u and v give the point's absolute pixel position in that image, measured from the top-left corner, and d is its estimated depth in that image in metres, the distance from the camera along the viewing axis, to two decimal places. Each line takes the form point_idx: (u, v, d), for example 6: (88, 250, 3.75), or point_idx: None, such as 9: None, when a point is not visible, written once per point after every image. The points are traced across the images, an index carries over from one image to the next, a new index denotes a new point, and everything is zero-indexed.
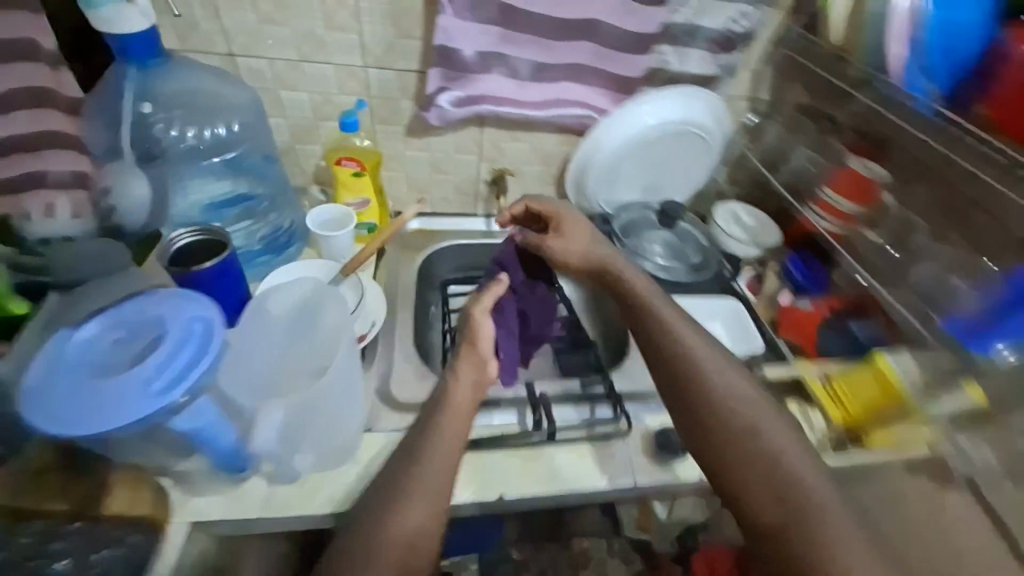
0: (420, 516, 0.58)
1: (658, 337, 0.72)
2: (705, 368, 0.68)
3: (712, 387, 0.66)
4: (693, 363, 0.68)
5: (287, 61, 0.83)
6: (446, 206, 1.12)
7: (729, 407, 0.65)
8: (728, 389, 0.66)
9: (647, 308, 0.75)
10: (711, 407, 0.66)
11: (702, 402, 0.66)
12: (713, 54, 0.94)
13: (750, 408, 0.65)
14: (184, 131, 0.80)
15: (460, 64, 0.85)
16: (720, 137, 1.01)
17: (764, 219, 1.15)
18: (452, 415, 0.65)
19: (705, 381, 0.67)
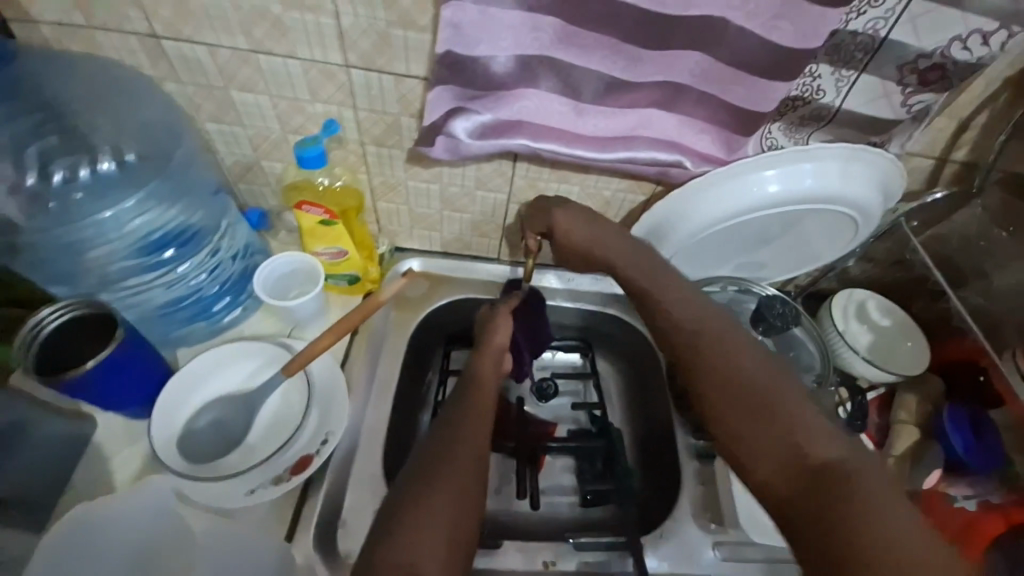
0: (453, 512, 0.46)
1: (702, 381, 0.50)
2: (775, 401, 0.47)
3: (784, 425, 0.45)
4: (751, 425, 0.46)
5: (234, 49, 0.55)
6: (460, 248, 0.84)
7: (804, 419, 0.45)
8: (796, 402, 0.46)
9: (715, 332, 0.52)
10: (779, 409, 0.46)
11: (766, 399, 0.47)
12: (897, 87, 0.58)
13: (821, 434, 0.44)
14: (56, 174, 0.57)
15: (485, 78, 0.55)
16: (878, 213, 0.68)
17: (909, 324, 0.77)
18: (470, 439, 0.52)
19: (764, 436, 0.46)
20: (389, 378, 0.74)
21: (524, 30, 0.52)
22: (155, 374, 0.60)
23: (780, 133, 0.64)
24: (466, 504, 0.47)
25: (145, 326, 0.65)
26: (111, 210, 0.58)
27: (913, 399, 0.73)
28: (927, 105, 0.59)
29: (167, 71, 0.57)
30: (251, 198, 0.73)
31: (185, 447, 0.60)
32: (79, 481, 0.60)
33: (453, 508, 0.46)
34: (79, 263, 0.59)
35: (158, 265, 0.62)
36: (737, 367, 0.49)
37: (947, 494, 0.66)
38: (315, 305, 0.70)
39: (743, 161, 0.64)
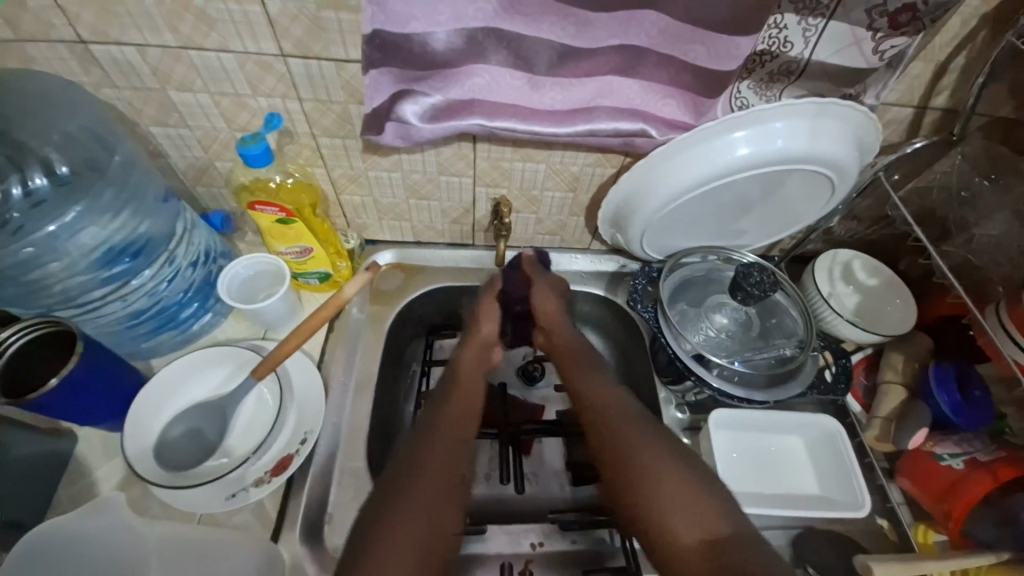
0: (444, 473, 0.54)
1: (570, 384, 0.66)
2: (631, 431, 0.57)
3: (635, 450, 0.56)
4: (613, 428, 0.58)
5: (164, 47, 0.53)
6: (433, 236, 0.83)
7: (642, 440, 0.56)
8: (647, 456, 0.55)
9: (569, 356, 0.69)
10: (629, 435, 0.57)
11: (615, 425, 0.59)
12: (868, 32, 0.55)
13: (660, 458, 0.54)
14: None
15: (426, 57, 0.52)
16: (855, 170, 0.65)
17: (896, 282, 0.77)
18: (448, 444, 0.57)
19: (620, 435, 0.57)
20: (368, 371, 0.74)
21: (462, 2, 0.49)
22: (122, 387, 0.60)
23: (751, 91, 0.62)
24: (452, 468, 0.55)
25: (112, 338, 0.65)
26: (56, 225, 0.55)
27: (900, 357, 0.72)
28: (901, 49, 0.56)
29: (101, 76, 0.55)
30: (213, 200, 0.73)
31: (162, 457, 0.60)
32: (63, 496, 0.60)
33: (438, 476, 0.54)
34: (28, 284, 0.57)
35: (114, 278, 0.60)
36: (603, 392, 0.63)
37: (933, 453, 0.65)
38: (286, 306, 0.69)
39: (712, 124, 0.60)
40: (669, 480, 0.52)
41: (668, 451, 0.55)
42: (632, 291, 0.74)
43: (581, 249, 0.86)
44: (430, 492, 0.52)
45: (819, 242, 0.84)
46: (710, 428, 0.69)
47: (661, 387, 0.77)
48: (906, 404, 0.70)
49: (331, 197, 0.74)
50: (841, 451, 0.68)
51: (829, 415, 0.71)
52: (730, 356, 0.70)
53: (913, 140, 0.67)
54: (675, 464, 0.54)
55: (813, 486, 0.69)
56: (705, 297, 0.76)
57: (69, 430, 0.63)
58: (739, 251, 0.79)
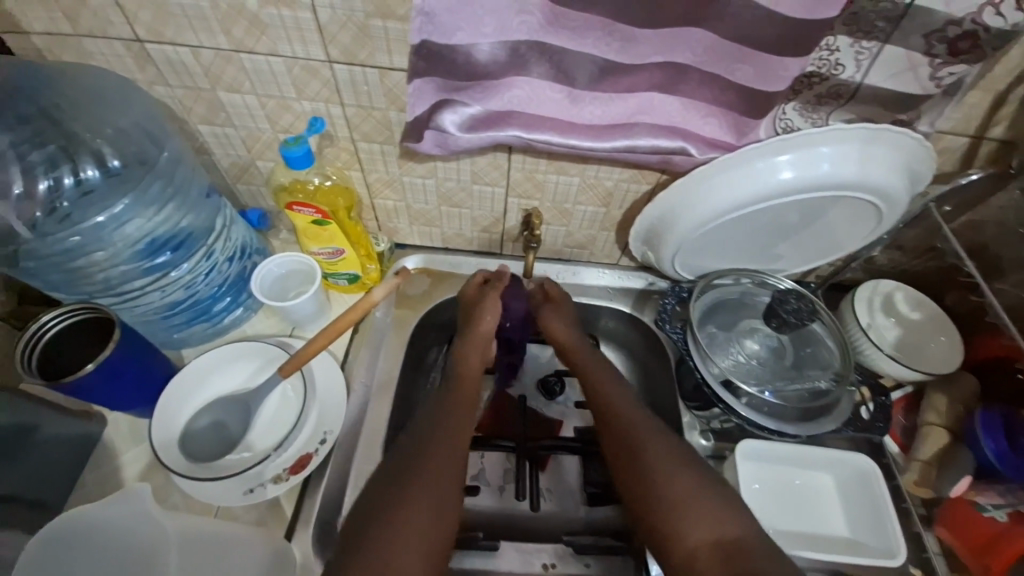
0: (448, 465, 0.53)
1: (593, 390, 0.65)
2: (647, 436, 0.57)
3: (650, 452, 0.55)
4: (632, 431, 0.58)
5: (217, 49, 0.55)
6: (461, 243, 0.83)
7: (658, 446, 0.56)
8: (663, 461, 0.54)
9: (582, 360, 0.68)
10: (645, 438, 0.57)
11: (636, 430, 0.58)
12: (925, 58, 0.53)
13: (673, 462, 0.54)
14: (38, 183, 0.55)
15: (468, 67, 0.53)
16: (905, 199, 0.62)
17: (942, 318, 0.73)
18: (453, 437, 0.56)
19: (638, 437, 0.57)
20: (390, 375, 0.74)
21: (507, 14, 0.49)
22: (153, 377, 0.61)
23: (796, 113, 0.59)
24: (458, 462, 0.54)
25: (147, 327, 0.67)
26: (104, 215, 0.57)
27: (943, 398, 0.68)
28: (960, 77, 0.53)
29: (156, 75, 0.57)
30: (251, 198, 0.75)
31: (186, 448, 0.61)
32: (89, 479, 0.62)
33: (449, 466, 0.53)
34: (74, 271, 0.59)
35: (154, 270, 0.62)
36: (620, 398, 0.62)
37: (974, 502, 0.62)
38: (315, 306, 0.70)
39: (755, 145, 0.59)
40: (682, 484, 0.52)
41: (682, 457, 0.55)
42: (661, 310, 0.73)
43: (609, 264, 0.85)
44: (434, 482, 0.51)
45: (859, 271, 0.81)
46: (736, 457, 0.67)
47: (686, 411, 0.75)
48: (948, 448, 0.66)
49: (365, 200, 0.75)
50: (875, 493, 0.65)
51: (866, 456, 0.67)
52: (760, 384, 0.68)
53: (968, 171, 0.64)
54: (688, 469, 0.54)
55: (842, 528, 0.65)
56: (736, 322, 0.73)
57: (98, 414, 0.65)
58: (775, 276, 0.76)
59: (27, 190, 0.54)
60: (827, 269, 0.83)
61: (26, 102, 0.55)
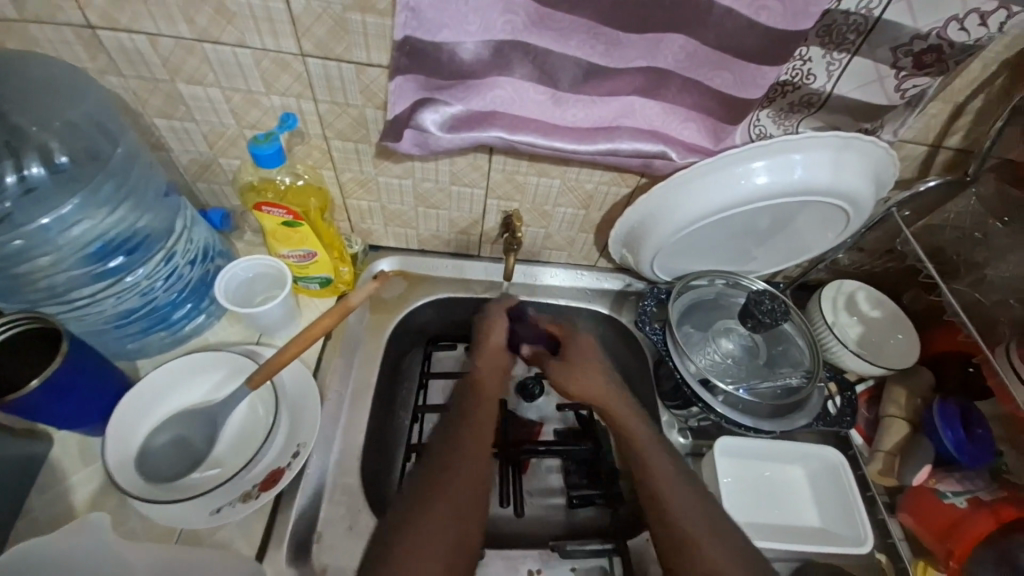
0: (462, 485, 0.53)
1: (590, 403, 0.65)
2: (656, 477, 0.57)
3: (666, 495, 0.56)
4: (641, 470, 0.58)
5: (177, 38, 0.51)
6: (437, 245, 0.81)
7: (674, 491, 0.56)
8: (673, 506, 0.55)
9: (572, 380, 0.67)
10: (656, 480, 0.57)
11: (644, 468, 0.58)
12: (891, 70, 0.55)
13: (685, 506, 0.55)
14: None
15: (453, 66, 0.51)
16: (871, 203, 0.65)
17: (898, 316, 0.77)
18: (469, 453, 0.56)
19: (650, 479, 0.57)
20: (366, 381, 0.72)
21: (493, 13, 0.48)
22: (104, 390, 0.56)
23: (769, 120, 0.61)
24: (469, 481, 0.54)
25: (98, 337, 0.61)
26: (50, 217, 0.52)
27: (904, 393, 0.72)
28: (922, 89, 0.56)
29: (108, 64, 0.52)
30: (213, 196, 0.70)
31: (145, 468, 0.56)
32: (34, 504, 0.56)
33: (463, 482, 0.53)
34: (14, 277, 0.53)
35: (107, 275, 0.57)
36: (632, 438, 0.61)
37: (936, 490, 0.66)
38: (284, 311, 0.66)
39: (732, 151, 0.60)
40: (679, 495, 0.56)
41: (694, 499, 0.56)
42: (640, 312, 0.73)
43: (588, 266, 0.85)
44: (455, 500, 0.52)
45: (822, 272, 0.84)
46: (714, 454, 0.68)
47: (664, 410, 0.76)
48: (908, 439, 0.70)
49: (338, 200, 0.71)
50: (844, 484, 0.68)
51: (832, 448, 0.71)
52: (736, 382, 0.70)
53: (926, 178, 0.68)
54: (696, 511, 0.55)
55: (813, 520, 0.68)
56: (712, 322, 0.75)
57: (44, 433, 0.60)
58: (747, 277, 0.78)
59: None
60: (794, 270, 0.86)
61: None
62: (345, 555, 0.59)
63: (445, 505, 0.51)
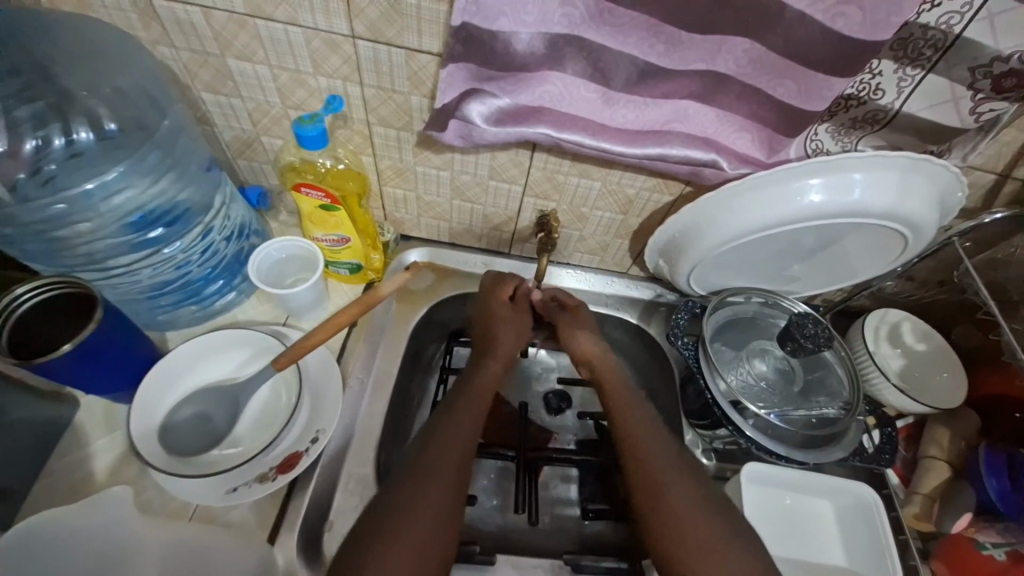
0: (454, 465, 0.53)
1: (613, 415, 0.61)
2: (669, 471, 0.55)
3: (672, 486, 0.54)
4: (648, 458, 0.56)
5: (231, 12, 0.50)
6: (469, 239, 0.80)
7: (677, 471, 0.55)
8: (677, 484, 0.54)
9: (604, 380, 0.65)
10: (664, 468, 0.55)
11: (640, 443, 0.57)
12: (968, 91, 0.51)
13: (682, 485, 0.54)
14: (24, 142, 0.49)
15: (505, 57, 0.49)
16: (932, 230, 0.61)
17: (946, 352, 0.73)
18: (450, 444, 0.55)
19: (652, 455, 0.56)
20: (387, 373, 0.71)
21: (551, 4, 0.46)
22: (134, 359, 0.57)
23: (828, 135, 0.58)
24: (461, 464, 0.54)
25: (131, 307, 0.62)
26: (94, 182, 0.52)
27: (946, 433, 0.68)
28: (999, 114, 0.52)
29: (161, 34, 0.52)
30: (252, 174, 0.71)
31: (167, 442, 0.57)
32: (56, 466, 0.57)
33: (450, 461, 0.54)
34: (57, 241, 0.54)
35: (145, 244, 0.57)
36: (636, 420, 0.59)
37: (975, 541, 0.62)
38: (313, 295, 0.66)
39: (787, 166, 0.57)
40: (683, 494, 0.53)
41: (687, 481, 0.54)
42: (672, 325, 0.70)
43: (619, 272, 0.83)
44: (447, 482, 0.52)
45: (866, 298, 0.80)
46: (740, 480, 0.66)
47: (689, 429, 0.74)
48: (949, 483, 0.67)
49: (374, 188, 0.71)
50: (876, 525, 0.64)
51: (866, 486, 0.67)
52: (769, 405, 0.66)
53: (990, 209, 0.65)
54: (697, 498, 0.53)
55: (839, 559, 0.65)
56: (747, 341, 0.72)
57: (70, 396, 0.60)
58: (788, 298, 0.75)
59: (10, 151, 0.49)
60: (836, 294, 0.83)
61: (19, 49, 0.49)
62: None
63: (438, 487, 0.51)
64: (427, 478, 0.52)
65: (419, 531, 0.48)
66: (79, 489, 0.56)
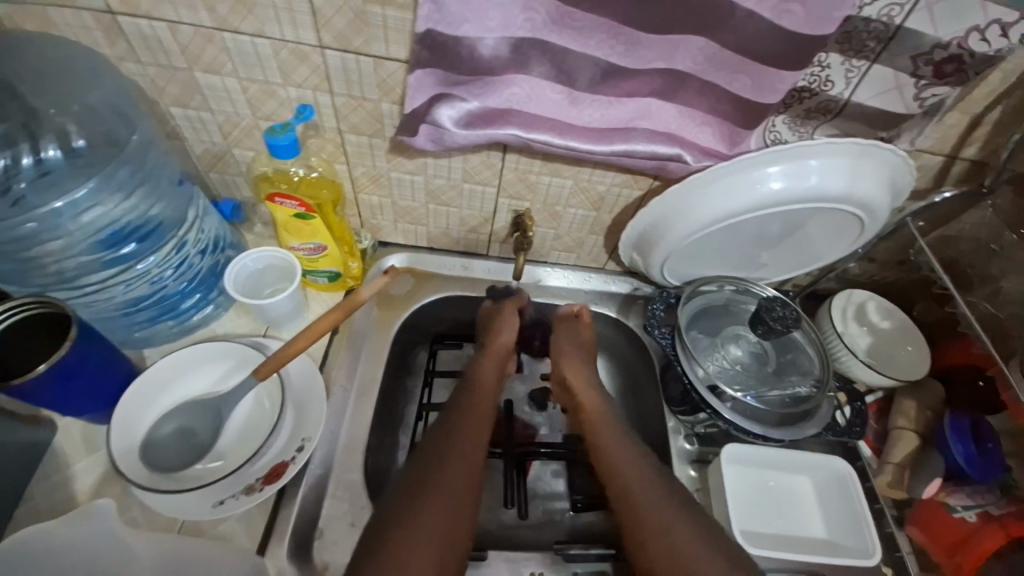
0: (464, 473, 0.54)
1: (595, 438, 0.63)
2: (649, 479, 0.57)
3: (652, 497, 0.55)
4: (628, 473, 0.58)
5: (197, 26, 0.50)
6: (447, 243, 0.81)
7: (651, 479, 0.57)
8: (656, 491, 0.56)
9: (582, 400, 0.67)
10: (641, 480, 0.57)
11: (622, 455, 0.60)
12: (911, 78, 0.55)
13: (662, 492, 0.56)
14: None
15: (471, 61, 0.51)
16: (886, 212, 0.65)
17: (909, 328, 0.77)
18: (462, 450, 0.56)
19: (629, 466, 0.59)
20: (371, 377, 0.71)
21: (513, 9, 0.48)
22: (112, 377, 0.56)
23: (785, 126, 0.61)
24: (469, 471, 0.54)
25: (106, 326, 0.61)
26: (62, 200, 0.52)
27: (913, 404, 0.71)
28: (941, 98, 0.55)
29: (127, 50, 0.52)
30: (225, 188, 0.70)
31: (149, 458, 0.56)
32: (36, 491, 0.56)
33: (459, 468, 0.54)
34: (27, 260, 0.53)
35: (118, 261, 0.57)
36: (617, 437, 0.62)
37: (947, 504, 0.66)
38: (293, 304, 0.67)
39: (748, 156, 0.60)
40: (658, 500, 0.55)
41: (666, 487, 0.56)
42: (649, 316, 0.72)
43: (595, 268, 0.85)
44: (454, 489, 0.52)
45: (833, 280, 0.84)
46: (721, 462, 0.68)
47: (671, 416, 0.76)
48: (919, 452, 0.70)
49: (349, 195, 0.71)
50: (852, 496, 0.67)
51: (841, 459, 0.70)
52: (745, 388, 0.69)
53: (939, 189, 0.68)
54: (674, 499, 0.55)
55: (819, 530, 0.67)
56: (721, 328, 0.75)
57: (48, 419, 0.59)
58: (758, 284, 0.78)
59: None
60: (804, 278, 0.86)
61: None
62: (345, 550, 0.59)
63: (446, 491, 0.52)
64: (435, 485, 0.52)
65: (430, 539, 0.48)
66: (61, 512, 0.55)
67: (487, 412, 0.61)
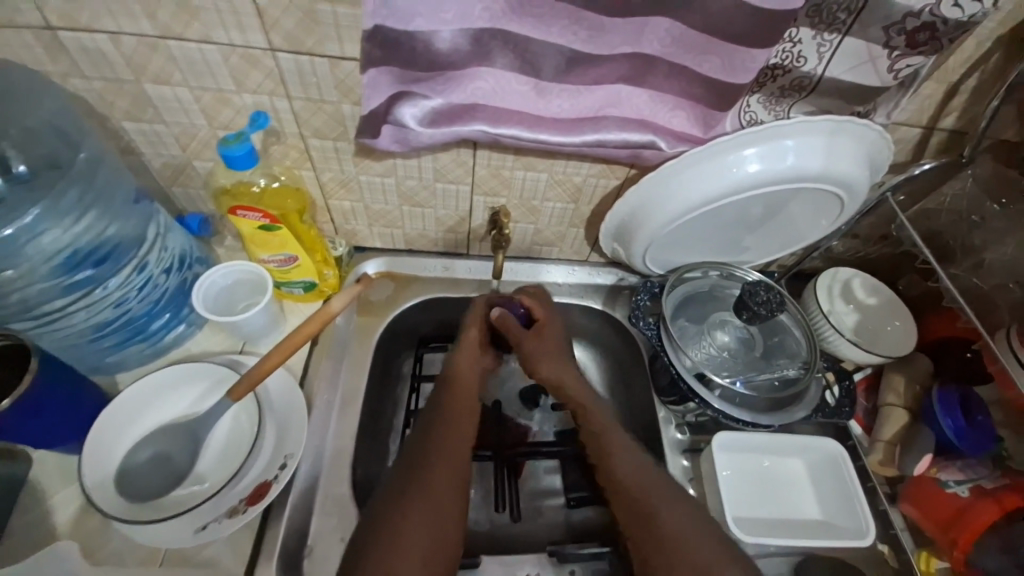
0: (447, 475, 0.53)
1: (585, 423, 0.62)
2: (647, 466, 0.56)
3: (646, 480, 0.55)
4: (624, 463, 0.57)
5: (140, 36, 0.48)
6: (425, 244, 0.79)
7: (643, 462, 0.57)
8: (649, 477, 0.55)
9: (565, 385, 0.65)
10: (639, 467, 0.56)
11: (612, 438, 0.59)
12: (885, 50, 0.53)
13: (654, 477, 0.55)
14: None
15: (429, 57, 0.49)
16: (865, 188, 0.63)
17: (896, 303, 0.76)
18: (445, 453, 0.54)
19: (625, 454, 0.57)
20: (354, 387, 0.71)
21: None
22: (81, 407, 0.55)
23: (760, 105, 0.59)
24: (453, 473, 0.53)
25: (73, 353, 0.59)
26: (14, 227, 0.49)
27: (901, 379, 0.71)
28: (916, 68, 0.54)
29: (70, 65, 0.50)
30: (190, 202, 0.68)
31: (126, 488, 0.54)
32: (15, 526, 0.55)
33: (443, 471, 0.53)
34: None
35: (78, 286, 0.55)
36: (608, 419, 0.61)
37: (938, 480, 0.65)
38: (266, 318, 0.65)
39: (724, 138, 0.58)
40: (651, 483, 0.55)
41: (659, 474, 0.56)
42: (633, 307, 0.71)
43: (578, 260, 0.84)
44: (440, 491, 0.51)
45: (818, 259, 0.83)
46: (712, 450, 0.67)
47: (661, 406, 0.75)
48: (909, 428, 0.69)
49: (319, 202, 0.69)
50: (845, 475, 0.67)
51: (831, 439, 0.70)
52: (734, 374, 0.68)
53: (918, 161, 0.67)
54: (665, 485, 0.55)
55: (816, 512, 0.67)
56: (707, 314, 0.74)
57: (23, 452, 0.58)
58: (742, 267, 0.77)
59: None
60: (789, 258, 0.85)
61: None
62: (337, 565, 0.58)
63: (431, 494, 0.51)
64: (418, 487, 0.51)
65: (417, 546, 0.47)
66: (41, 546, 0.54)
67: (470, 408, 0.60)
